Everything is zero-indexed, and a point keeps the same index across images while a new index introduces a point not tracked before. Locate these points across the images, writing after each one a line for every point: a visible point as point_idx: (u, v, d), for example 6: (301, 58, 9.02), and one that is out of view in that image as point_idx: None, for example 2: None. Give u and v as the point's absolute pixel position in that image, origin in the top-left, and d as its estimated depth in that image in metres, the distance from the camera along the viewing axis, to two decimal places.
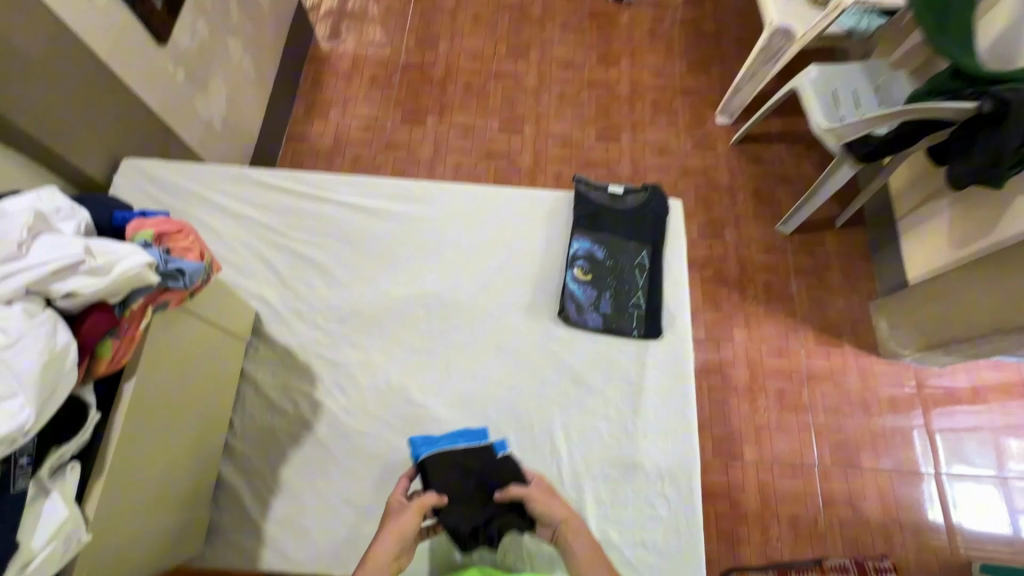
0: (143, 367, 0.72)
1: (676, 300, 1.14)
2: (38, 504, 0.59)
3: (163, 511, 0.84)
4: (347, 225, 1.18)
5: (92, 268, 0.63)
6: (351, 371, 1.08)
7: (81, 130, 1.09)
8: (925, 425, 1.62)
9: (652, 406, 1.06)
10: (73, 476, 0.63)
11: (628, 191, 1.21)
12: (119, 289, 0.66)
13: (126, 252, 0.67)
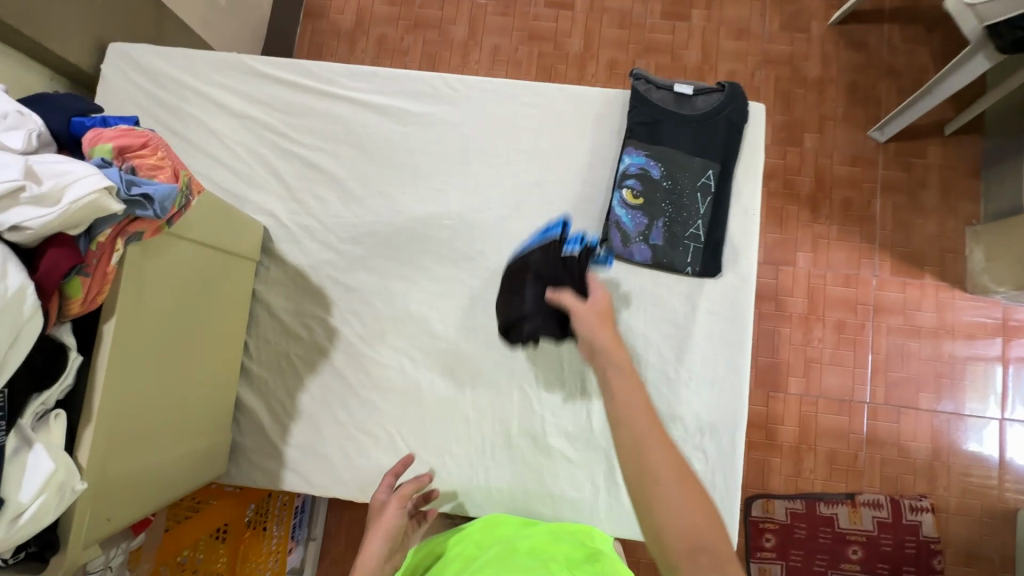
0: (122, 309, 0.65)
1: (743, 232, 0.95)
2: (24, 455, 0.54)
3: (181, 442, 0.81)
4: (361, 128, 1.02)
5: (36, 195, 0.52)
6: (366, 296, 0.99)
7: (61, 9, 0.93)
8: (1001, 358, 1.43)
9: (701, 354, 0.94)
10: (59, 425, 0.59)
11: (699, 91, 0.97)
12: (76, 220, 0.55)
13: (79, 173, 0.55)
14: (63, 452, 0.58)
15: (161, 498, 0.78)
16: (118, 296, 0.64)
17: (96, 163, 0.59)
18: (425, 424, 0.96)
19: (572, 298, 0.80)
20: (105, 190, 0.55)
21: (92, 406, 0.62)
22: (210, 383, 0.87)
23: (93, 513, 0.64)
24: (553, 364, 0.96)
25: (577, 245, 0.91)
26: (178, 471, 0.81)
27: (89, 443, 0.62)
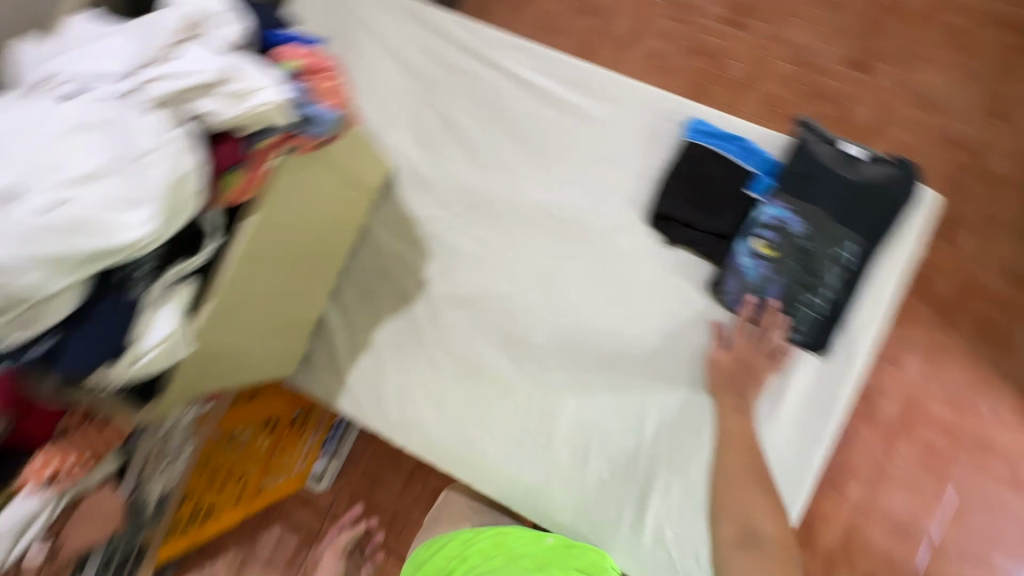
0: (264, 206, 0.70)
1: (863, 320, 0.88)
2: (152, 312, 0.62)
3: (266, 337, 0.88)
4: (506, 100, 1.03)
5: (227, 92, 0.59)
6: (462, 260, 1.01)
7: None
8: None
9: (777, 421, 0.89)
10: (184, 294, 0.66)
11: (868, 157, 0.88)
12: (251, 122, 0.61)
13: (264, 82, 0.61)
14: (182, 320, 0.65)
15: (234, 380, 0.87)
16: (260, 198, 0.70)
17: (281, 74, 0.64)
18: (478, 397, 0.98)
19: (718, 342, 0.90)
20: (280, 103, 0.61)
21: (216, 286, 0.69)
22: (302, 295, 0.94)
23: (186, 376, 0.72)
24: (668, 302, 0.94)
25: (759, 192, 0.91)
26: (254, 361, 0.89)
27: (204, 318, 0.68)
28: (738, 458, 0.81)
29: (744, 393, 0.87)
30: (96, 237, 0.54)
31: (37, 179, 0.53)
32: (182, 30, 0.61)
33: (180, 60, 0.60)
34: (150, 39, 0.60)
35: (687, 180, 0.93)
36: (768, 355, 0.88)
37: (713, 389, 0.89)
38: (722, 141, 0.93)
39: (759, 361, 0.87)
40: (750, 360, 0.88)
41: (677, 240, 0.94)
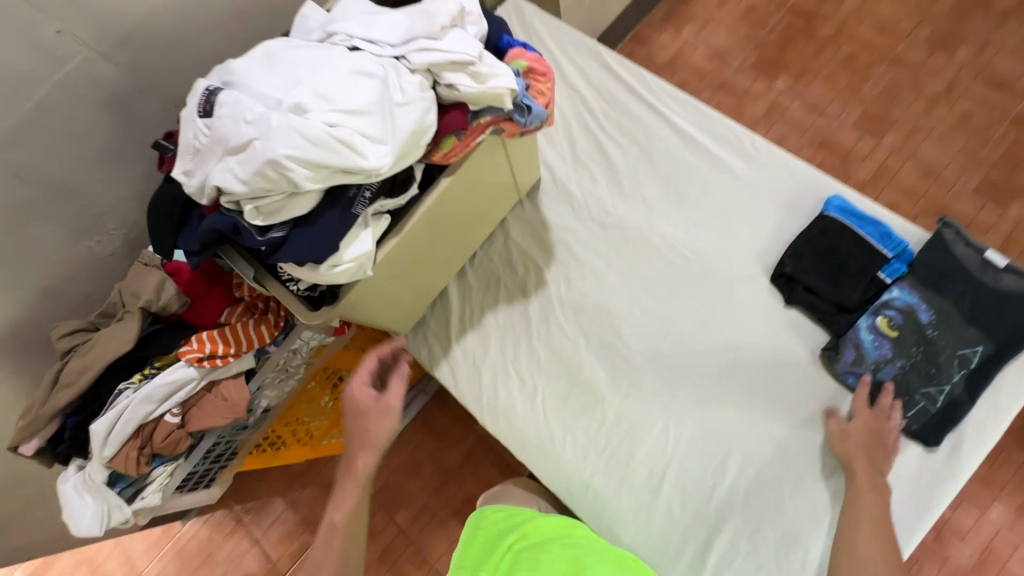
0: (459, 170, 0.84)
1: (986, 422, 0.88)
2: (358, 230, 0.73)
3: (413, 289, 1.01)
4: (659, 142, 1.13)
5: (476, 73, 0.72)
6: (585, 272, 1.09)
7: None
8: None
9: (895, 504, 0.87)
10: (381, 224, 0.77)
11: (1011, 268, 0.89)
12: (483, 100, 0.73)
13: (504, 71, 0.73)
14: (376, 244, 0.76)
15: (382, 319, 1.01)
16: (461, 163, 0.84)
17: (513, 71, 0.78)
18: (570, 399, 1.03)
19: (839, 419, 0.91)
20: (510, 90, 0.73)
21: (403, 225, 0.82)
22: (442, 265, 1.05)
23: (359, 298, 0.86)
24: (773, 357, 0.97)
25: (890, 276, 0.94)
26: (402, 307, 1.03)
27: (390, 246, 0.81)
28: (871, 532, 0.82)
29: (877, 464, 0.87)
30: (349, 152, 0.66)
31: (320, 102, 0.66)
32: (454, 16, 0.74)
33: (444, 38, 0.73)
34: (427, 17, 0.74)
35: (819, 249, 0.98)
36: (891, 438, 0.88)
37: (846, 457, 0.88)
38: (862, 222, 0.97)
39: (889, 438, 0.88)
40: (881, 434, 0.88)
41: (798, 302, 0.98)
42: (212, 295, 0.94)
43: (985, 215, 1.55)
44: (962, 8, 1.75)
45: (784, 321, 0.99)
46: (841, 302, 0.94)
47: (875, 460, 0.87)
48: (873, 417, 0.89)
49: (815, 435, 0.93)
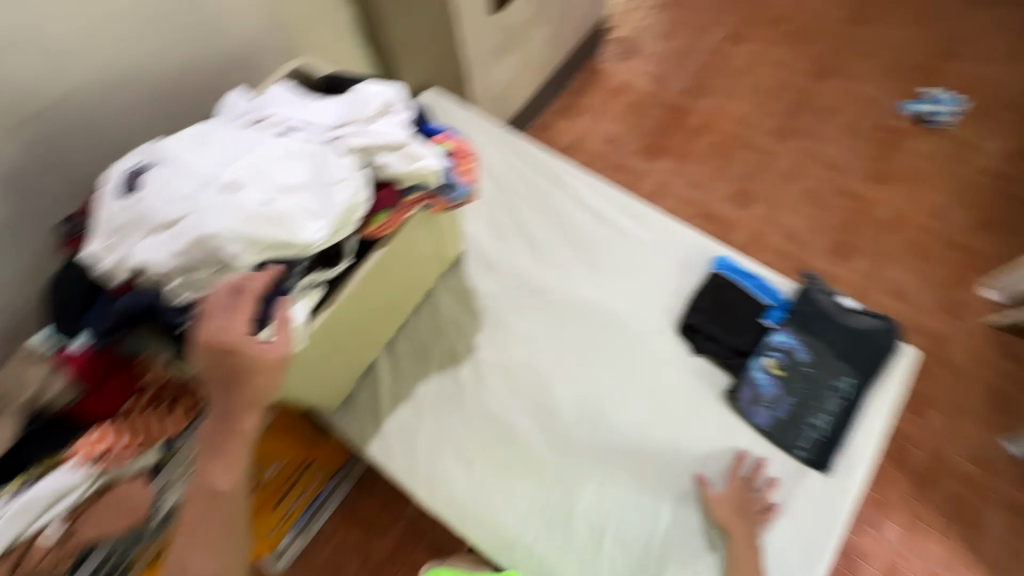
0: (389, 245, 0.89)
1: (863, 448, 1.00)
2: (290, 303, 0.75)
3: (342, 361, 1.00)
4: (571, 214, 1.25)
5: (405, 155, 0.79)
6: (512, 336, 1.14)
7: None
8: None
9: (769, 568, 0.94)
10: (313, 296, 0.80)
11: (860, 310, 1.08)
12: (413, 178, 0.80)
13: (430, 154, 0.81)
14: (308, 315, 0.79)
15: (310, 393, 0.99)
16: (391, 237, 0.89)
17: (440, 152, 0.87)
18: (504, 462, 1.03)
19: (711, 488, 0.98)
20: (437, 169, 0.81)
21: (335, 297, 0.85)
22: (372, 338, 1.06)
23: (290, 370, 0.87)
24: (687, 403, 1.06)
25: (773, 321, 1.09)
26: (331, 380, 1.01)
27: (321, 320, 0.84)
28: None
29: (750, 521, 0.95)
30: (280, 232, 0.68)
31: (253, 180, 0.69)
32: (384, 106, 0.82)
33: (374, 125, 0.80)
34: (359, 107, 0.82)
35: (714, 302, 1.12)
36: (758, 507, 0.95)
37: (724, 524, 0.94)
38: (744, 276, 1.14)
39: (752, 504, 0.96)
40: (745, 500, 0.96)
41: (702, 349, 1.09)
42: (113, 380, 0.83)
43: (836, 269, 1.87)
44: (794, 105, 2.19)
45: (693, 367, 1.09)
46: (736, 347, 1.08)
47: (749, 524, 0.94)
48: (742, 484, 0.98)
49: (694, 508, 0.99)
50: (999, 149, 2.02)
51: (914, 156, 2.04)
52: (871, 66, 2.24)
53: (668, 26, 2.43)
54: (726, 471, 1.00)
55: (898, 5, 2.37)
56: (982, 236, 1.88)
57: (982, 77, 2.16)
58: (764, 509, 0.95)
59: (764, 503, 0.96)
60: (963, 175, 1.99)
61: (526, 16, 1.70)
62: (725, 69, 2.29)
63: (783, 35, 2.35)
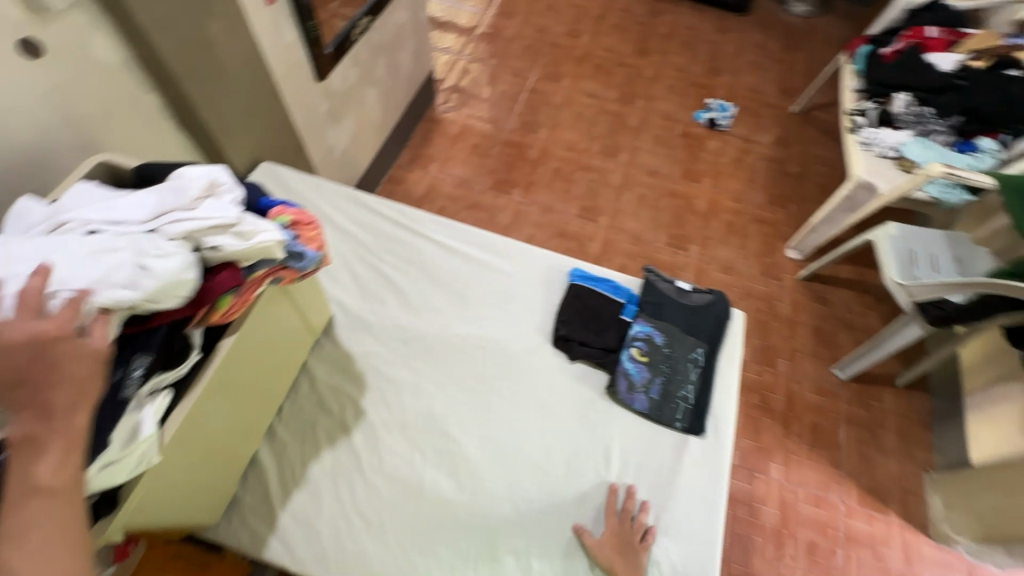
0: (241, 325, 0.87)
1: (726, 407, 1.13)
2: (133, 415, 0.72)
3: (212, 465, 0.91)
4: (432, 259, 1.30)
5: (238, 232, 0.77)
6: (400, 389, 1.13)
7: (234, 118, 1.32)
8: None
9: None
10: (162, 401, 0.77)
11: (694, 289, 1.26)
12: (254, 254, 0.78)
13: (268, 227, 0.80)
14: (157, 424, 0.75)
15: (179, 510, 0.88)
16: (243, 318, 0.87)
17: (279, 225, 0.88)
18: (417, 519, 1.00)
19: (590, 535, 1.00)
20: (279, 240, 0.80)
21: (189, 396, 0.81)
22: (245, 431, 0.98)
23: (146, 492, 0.78)
24: (574, 407, 1.13)
25: (629, 315, 1.22)
26: (204, 487, 0.92)
27: (176, 424, 0.79)
28: None
29: (631, 554, 0.97)
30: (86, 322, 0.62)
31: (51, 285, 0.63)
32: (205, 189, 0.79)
33: (199, 210, 0.77)
34: (175, 192, 0.77)
35: (578, 310, 1.22)
36: (638, 537, 0.99)
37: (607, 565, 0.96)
38: (598, 282, 1.26)
39: (630, 536, 0.99)
40: (623, 537, 0.99)
41: (577, 355, 1.18)
42: None
43: (678, 259, 2.15)
44: (611, 126, 2.50)
45: (574, 374, 1.17)
46: (604, 346, 1.18)
47: (630, 556, 0.97)
48: (618, 518, 1.01)
49: (582, 557, 1.00)
50: (770, 139, 2.50)
51: (712, 153, 2.45)
52: (664, 87, 2.65)
53: (492, 73, 2.65)
54: (602, 509, 1.03)
55: (671, 37, 2.86)
56: (775, 209, 2.30)
57: (744, 85, 2.68)
58: (642, 536, 0.99)
59: (642, 529, 0.99)
60: (749, 162, 2.43)
61: (352, 79, 1.75)
62: (548, 104, 2.56)
63: (590, 70, 2.69)
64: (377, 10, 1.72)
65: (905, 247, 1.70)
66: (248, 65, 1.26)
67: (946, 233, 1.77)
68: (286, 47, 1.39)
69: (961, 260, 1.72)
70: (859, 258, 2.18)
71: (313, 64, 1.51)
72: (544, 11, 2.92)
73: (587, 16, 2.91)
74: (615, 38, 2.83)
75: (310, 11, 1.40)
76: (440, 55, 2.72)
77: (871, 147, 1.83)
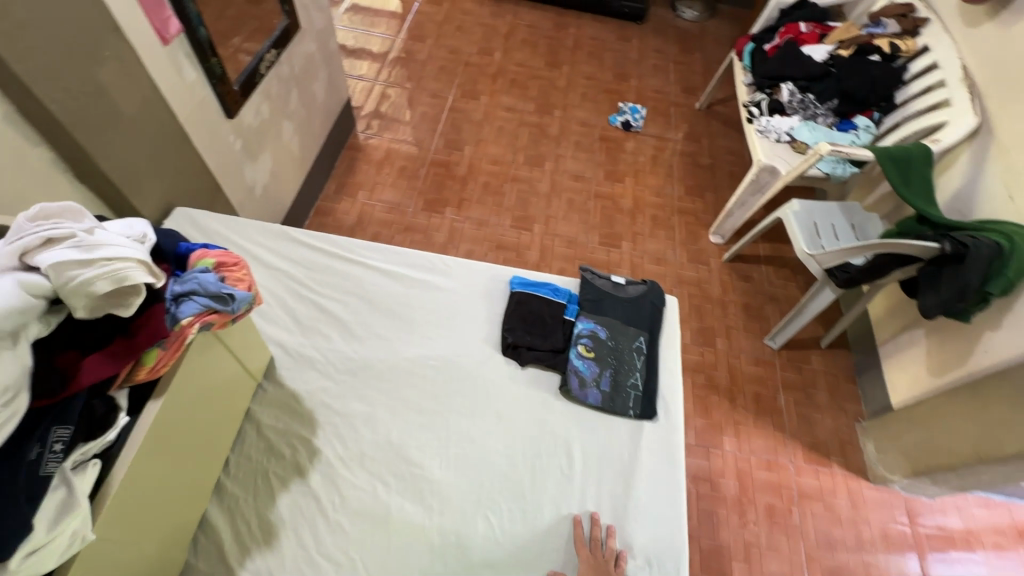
0: (174, 379, 0.83)
1: (673, 388, 1.19)
2: (58, 492, 0.67)
3: (157, 533, 0.85)
4: (372, 285, 1.29)
5: (74, 246, 0.69)
6: (354, 421, 1.10)
7: (140, 166, 1.26)
8: (921, 562, 1.69)
9: None
10: (91, 472, 0.72)
11: (629, 281, 1.33)
12: (101, 278, 0.69)
13: (116, 243, 0.72)
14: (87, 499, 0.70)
15: None
16: (174, 369, 0.83)
17: (201, 269, 0.88)
18: (387, 553, 0.97)
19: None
20: (131, 259, 0.72)
21: (120, 464, 0.75)
22: (189, 491, 0.92)
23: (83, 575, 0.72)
24: (532, 411, 1.15)
25: (571, 315, 1.27)
26: (151, 559, 0.85)
27: (112, 493, 0.74)
28: None
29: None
30: None
31: None
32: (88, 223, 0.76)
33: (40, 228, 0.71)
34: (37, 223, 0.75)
35: (523, 317, 1.24)
36: (611, 561, 0.97)
37: None
38: (538, 287, 1.30)
39: (605, 565, 0.96)
40: (600, 567, 0.96)
41: (528, 359, 1.20)
42: None
43: (613, 256, 2.24)
44: (533, 137, 2.59)
45: (527, 378, 1.19)
46: (552, 347, 1.21)
47: None
48: (589, 547, 0.99)
49: None
50: (681, 135, 2.68)
51: (630, 153, 2.58)
52: (577, 95, 2.78)
53: (410, 96, 2.67)
54: (570, 543, 1.01)
55: (578, 48, 3.00)
56: (694, 199, 2.46)
57: (650, 88, 2.85)
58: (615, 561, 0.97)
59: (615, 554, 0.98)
60: (665, 158, 2.58)
61: (265, 113, 1.70)
62: (469, 121, 2.60)
63: (506, 85, 2.77)
64: (282, 42, 1.69)
65: (809, 221, 1.86)
66: (148, 109, 1.23)
67: (841, 204, 1.97)
68: (189, 88, 1.34)
69: (857, 226, 1.92)
70: (773, 235, 2.37)
71: (222, 103, 1.46)
72: (455, 32, 2.98)
73: (496, 33, 3.00)
74: (526, 52, 2.93)
75: (211, 48, 1.36)
76: (355, 82, 2.70)
77: (768, 134, 2.01)
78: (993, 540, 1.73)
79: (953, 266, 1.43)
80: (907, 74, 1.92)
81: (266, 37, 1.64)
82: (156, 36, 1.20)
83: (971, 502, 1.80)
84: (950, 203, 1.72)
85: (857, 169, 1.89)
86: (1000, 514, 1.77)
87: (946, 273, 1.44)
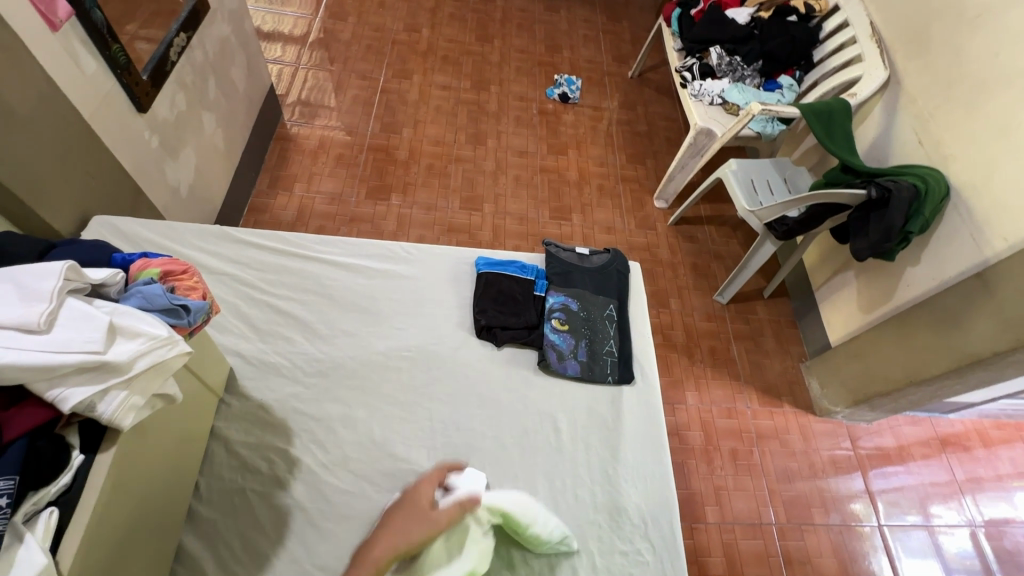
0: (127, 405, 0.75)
1: (645, 351, 1.23)
2: (14, 550, 0.60)
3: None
4: (332, 281, 1.23)
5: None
6: (332, 425, 1.05)
7: (43, 174, 1.11)
8: (866, 483, 1.85)
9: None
10: (50, 521, 0.65)
11: (593, 252, 1.35)
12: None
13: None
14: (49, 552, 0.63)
15: None
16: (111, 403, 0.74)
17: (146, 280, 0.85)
18: None
19: None
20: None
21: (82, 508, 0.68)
22: (161, 521, 0.85)
23: None
24: (512, 389, 1.14)
25: (541, 290, 1.27)
26: None
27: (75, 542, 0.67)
28: None
29: None
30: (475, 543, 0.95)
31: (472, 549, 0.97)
32: (76, 366, 0.66)
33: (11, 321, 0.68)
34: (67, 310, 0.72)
35: (493, 296, 1.23)
36: None
37: None
38: (504, 266, 1.28)
39: None
40: None
41: (503, 337, 1.19)
42: None
43: (563, 228, 2.25)
44: (473, 113, 2.53)
45: (504, 358, 1.18)
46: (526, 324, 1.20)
47: None
48: None
49: None
50: (617, 104, 2.71)
51: (570, 125, 2.59)
52: (512, 69, 2.73)
53: (338, 78, 2.52)
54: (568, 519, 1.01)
55: (507, 21, 2.94)
56: (636, 165, 2.51)
57: (583, 58, 2.86)
58: None
59: None
60: (605, 128, 2.61)
61: (181, 105, 1.55)
62: (403, 101, 2.50)
63: (437, 63, 2.68)
64: (192, 24, 1.53)
65: (747, 178, 1.95)
66: (44, 105, 1.08)
67: (773, 160, 2.07)
68: (91, 80, 1.19)
69: (790, 179, 2.03)
70: (712, 196, 2.47)
71: (131, 95, 1.31)
72: (377, 9, 2.83)
73: (422, 9, 2.88)
74: (455, 27, 2.84)
75: (111, 32, 1.21)
76: (274, 67, 2.51)
77: (702, 97, 2.07)
78: (921, 451, 1.93)
79: (878, 210, 1.54)
80: (823, 33, 2.03)
81: (172, 19, 1.47)
82: (42, 20, 1.04)
83: (903, 421, 1.99)
84: (867, 151, 1.85)
85: (785, 126, 1.99)
86: (927, 428, 1.98)
87: (873, 217, 1.55)
